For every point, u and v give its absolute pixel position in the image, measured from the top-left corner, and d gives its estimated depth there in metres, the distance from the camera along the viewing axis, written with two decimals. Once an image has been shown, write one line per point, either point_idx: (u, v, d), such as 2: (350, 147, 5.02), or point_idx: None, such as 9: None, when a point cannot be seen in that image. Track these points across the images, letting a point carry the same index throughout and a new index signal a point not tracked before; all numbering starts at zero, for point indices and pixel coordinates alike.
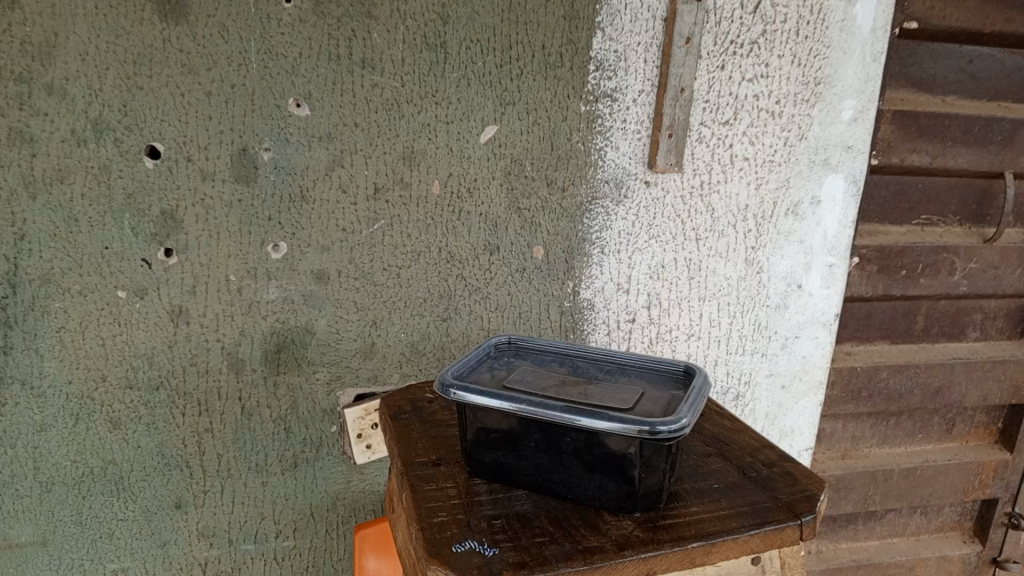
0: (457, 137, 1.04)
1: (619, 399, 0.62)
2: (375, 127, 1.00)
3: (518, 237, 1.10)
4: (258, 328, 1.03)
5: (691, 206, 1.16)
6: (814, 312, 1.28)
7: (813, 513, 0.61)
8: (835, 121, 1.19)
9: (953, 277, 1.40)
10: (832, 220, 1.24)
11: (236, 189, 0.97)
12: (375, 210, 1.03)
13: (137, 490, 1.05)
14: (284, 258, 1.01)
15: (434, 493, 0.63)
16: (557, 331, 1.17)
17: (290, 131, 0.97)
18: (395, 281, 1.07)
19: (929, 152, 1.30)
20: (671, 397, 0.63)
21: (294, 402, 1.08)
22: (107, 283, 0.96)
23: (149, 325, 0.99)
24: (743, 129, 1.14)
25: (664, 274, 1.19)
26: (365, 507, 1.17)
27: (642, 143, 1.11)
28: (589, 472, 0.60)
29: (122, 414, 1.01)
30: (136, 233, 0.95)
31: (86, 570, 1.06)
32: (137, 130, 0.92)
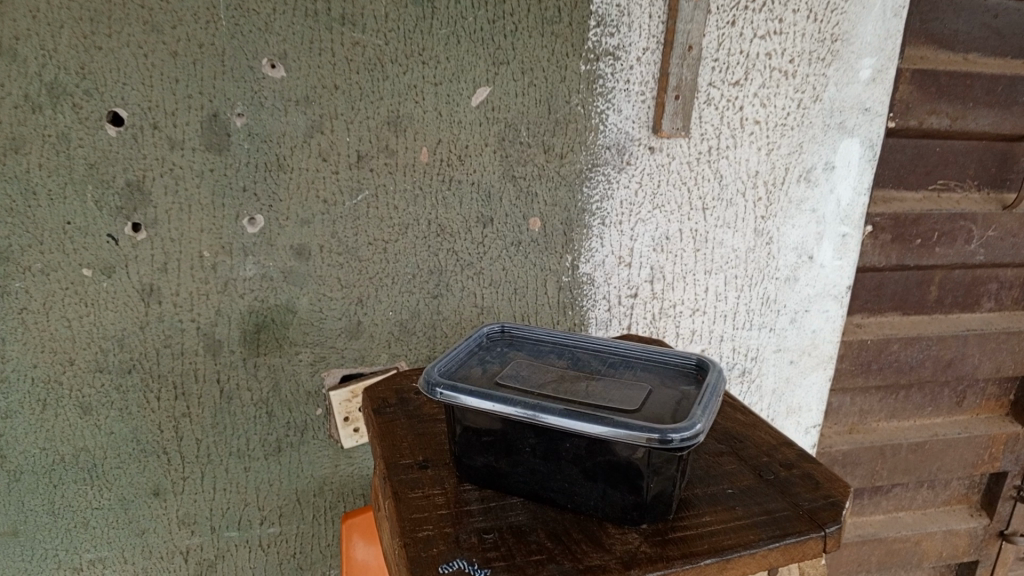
0: (446, 100, 0.96)
1: (625, 400, 0.56)
2: (357, 89, 0.92)
3: (512, 208, 1.03)
4: (236, 307, 0.97)
5: (698, 173, 1.09)
6: (825, 285, 1.22)
7: (837, 524, 0.55)
8: (852, 81, 1.11)
9: (970, 246, 1.33)
10: (846, 187, 1.17)
11: (208, 158, 0.90)
12: (358, 179, 0.96)
13: (112, 478, 0.99)
14: (260, 232, 0.95)
15: (419, 501, 0.57)
16: (555, 308, 1.11)
17: (264, 94, 0.89)
18: (380, 256, 1.00)
19: (949, 114, 1.23)
20: (682, 396, 0.57)
21: (276, 384, 1.02)
22: (70, 261, 0.89)
23: (118, 305, 0.93)
24: (754, 90, 1.07)
25: (667, 246, 1.12)
26: (353, 492, 1.12)
27: (646, 106, 1.03)
28: (592, 481, 0.54)
29: (93, 399, 0.95)
30: (100, 207, 0.88)
31: (61, 560, 1.02)
32: (97, 94, 0.84)
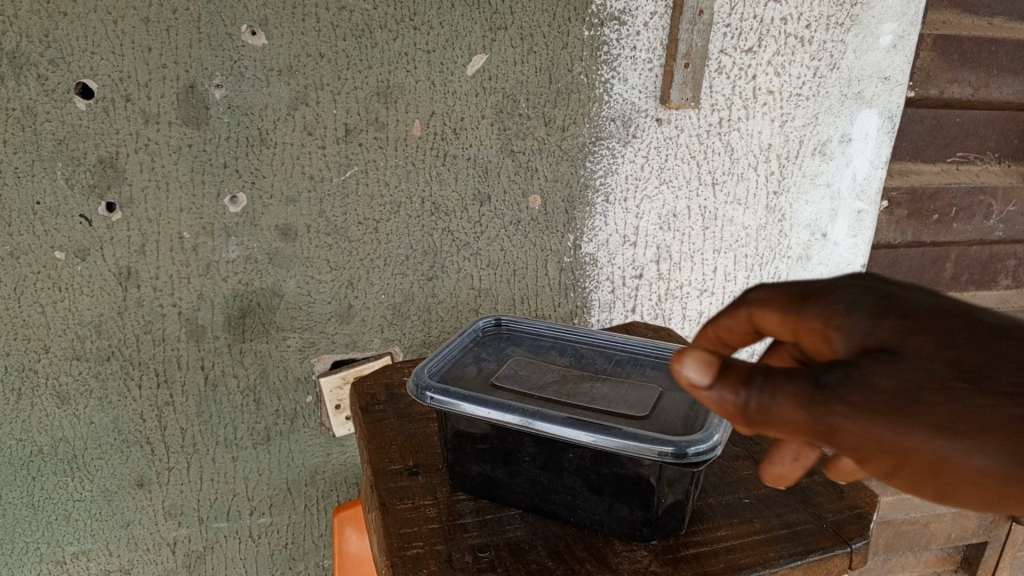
0: (440, 69, 0.90)
1: (634, 406, 0.51)
2: (344, 58, 0.86)
3: (511, 183, 0.98)
4: (219, 291, 0.91)
5: (708, 145, 1.03)
6: (838, 263, 1.17)
7: (865, 538, 0.51)
8: (872, 48, 1.04)
9: (988, 221, 1.28)
10: (863, 160, 1.11)
11: (185, 133, 0.84)
12: (347, 154, 0.90)
13: (93, 469, 0.95)
14: (243, 212, 0.89)
15: (409, 514, 0.53)
16: (556, 290, 1.06)
17: (244, 64, 0.83)
18: (372, 237, 0.95)
19: (971, 82, 1.16)
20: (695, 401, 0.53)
21: (263, 371, 0.97)
22: (41, 243, 0.84)
23: (94, 289, 0.87)
24: (768, 57, 1.00)
25: (674, 223, 1.07)
26: (346, 480, 1.08)
27: (653, 75, 0.97)
28: (597, 495, 0.49)
29: (70, 388, 0.91)
30: (71, 186, 0.82)
31: (43, 554, 0.98)
32: (64, 65, 0.78)
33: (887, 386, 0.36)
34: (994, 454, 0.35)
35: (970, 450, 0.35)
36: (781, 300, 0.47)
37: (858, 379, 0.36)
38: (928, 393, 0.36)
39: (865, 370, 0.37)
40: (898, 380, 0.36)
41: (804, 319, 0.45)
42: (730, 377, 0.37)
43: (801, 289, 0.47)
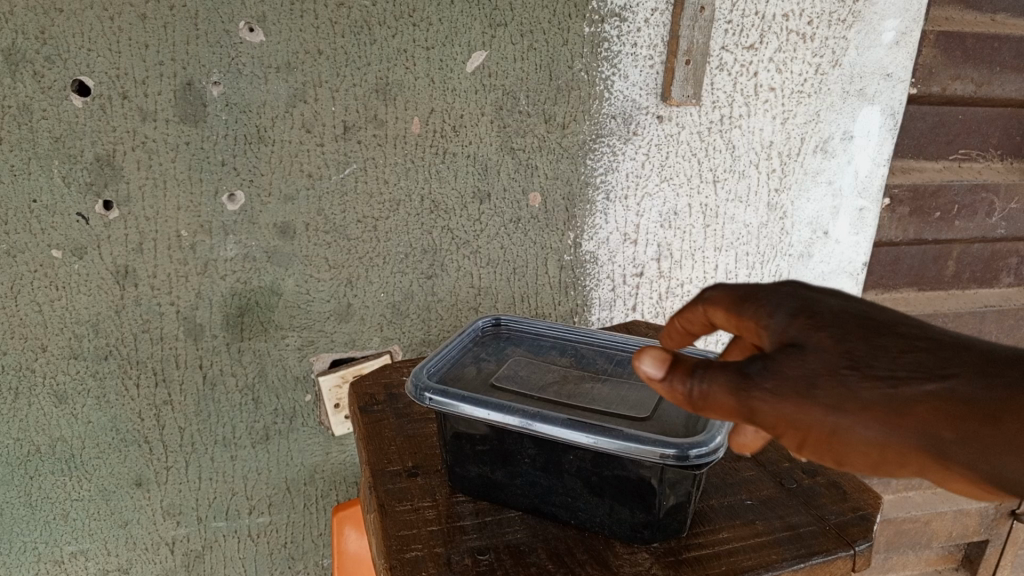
0: (439, 66, 0.89)
1: (634, 408, 0.51)
2: (343, 54, 0.85)
3: (511, 181, 0.97)
4: (217, 290, 0.91)
5: (709, 143, 1.03)
6: (840, 261, 1.16)
7: (868, 541, 0.50)
8: (874, 45, 1.03)
9: (991, 219, 1.27)
10: (865, 158, 1.10)
11: (183, 131, 0.83)
12: (346, 151, 0.89)
13: (91, 468, 0.95)
14: (241, 210, 0.88)
15: (408, 516, 0.53)
16: (556, 289, 1.05)
17: (242, 61, 0.82)
18: (371, 235, 0.94)
19: (973, 80, 1.15)
20: None
21: (262, 369, 0.97)
22: (38, 242, 0.83)
23: (91, 288, 0.87)
24: (770, 54, 1.00)
25: (675, 221, 1.06)
26: (346, 479, 1.08)
27: (654, 72, 0.97)
28: (598, 496, 0.49)
29: (68, 387, 0.90)
30: (68, 183, 0.82)
31: (41, 553, 0.97)
32: (60, 62, 0.77)
33: (795, 374, 0.40)
34: (877, 428, 0.39)
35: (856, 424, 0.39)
36: (727, 300, 0.50)
37: (773, 369, 0.41)
38: (825, 378, 0.40)
39: (778, 362, 0.41)
40: (801, 367, 0.40)
41: (742, 320, 0.47)
42: (678, 369, 0.41)
43: (749, 287, 0.50)
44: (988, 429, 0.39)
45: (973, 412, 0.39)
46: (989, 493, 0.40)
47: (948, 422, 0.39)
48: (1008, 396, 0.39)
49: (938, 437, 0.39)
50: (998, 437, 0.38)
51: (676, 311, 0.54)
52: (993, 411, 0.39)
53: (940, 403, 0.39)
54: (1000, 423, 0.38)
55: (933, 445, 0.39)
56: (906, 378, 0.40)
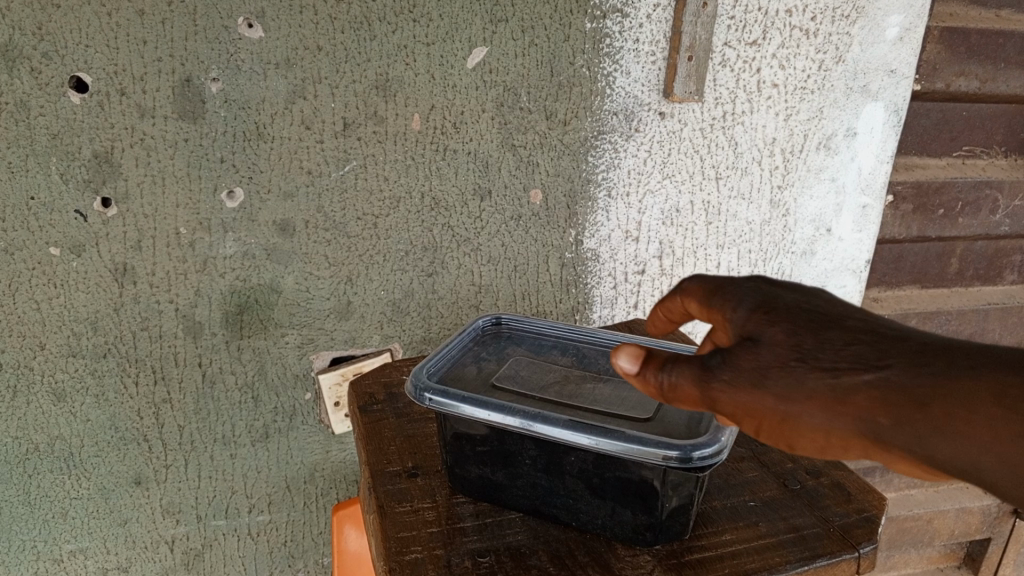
0: (439, 62, 0.88)
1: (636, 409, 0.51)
2: (342, 50, 0.84)
3: (512, 178, 0.96)
4: (216, 287, 0.90)
5: (712, 139, 1.02)
6: (843, 259, 1.16)
7: (873, 543, 0.50)
8: (878, 41, 1.03)
9: (995, 216, 1.26)
10: (869, 154, 1.09)
11: (181, 128, 0.83)
12: (345, 148, 0.89)
13: (90, 466, 0.94)
14: (240, 207, 0.88)
15: (407, 517, 0.52)
16: (556, 286, 1.05)
17: (241, 57, 0.82)
18: (371, 232, 0.94)
19: (978, 76, 1.14)
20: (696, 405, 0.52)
21: (262, 367, 0.96)
22: (36, 239, 0.83)
23: (89, 285, 0.86)
24: (773, 50, 0.99)
25: (677, 219, 1.05)
26: (346, 478, 1.07)
27: (656, 68, 0.96)
28: (600, 498, 0.48)
29: (67, 385, 0.90)
30: (66, 181, 0.81)
31: (40, 552, 0.97)
32: (57, 58, 0.77)
33: (748, 367, 0.45)
34: (822, 414, 0.43)
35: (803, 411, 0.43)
36: (699, 292, 0.55)
37: (729, 362, 0.45)
38: (775, 369, 0.44)
39: (735, 355, 0.45)
40: (754, 361, 0.45)
41: (711, 311, 0.53)
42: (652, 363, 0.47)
43: (721, 279, 0.55)
44: (920, 415, 0.41)
45: (906, 399, 0.41)
46: (931, 473, 0.42)
47: (884, 409, 0.42)
48: (938, 383, 0.41)
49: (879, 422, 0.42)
50: (929, 422, 0.41)
51: (658, 301, 0.59)
52: (924, 398, 0.41)
53: (877, 391, 0.42)
54: (930, 409, 0.41)
55: (872, 430, 0.42)
56: (849, 368, 0.43)
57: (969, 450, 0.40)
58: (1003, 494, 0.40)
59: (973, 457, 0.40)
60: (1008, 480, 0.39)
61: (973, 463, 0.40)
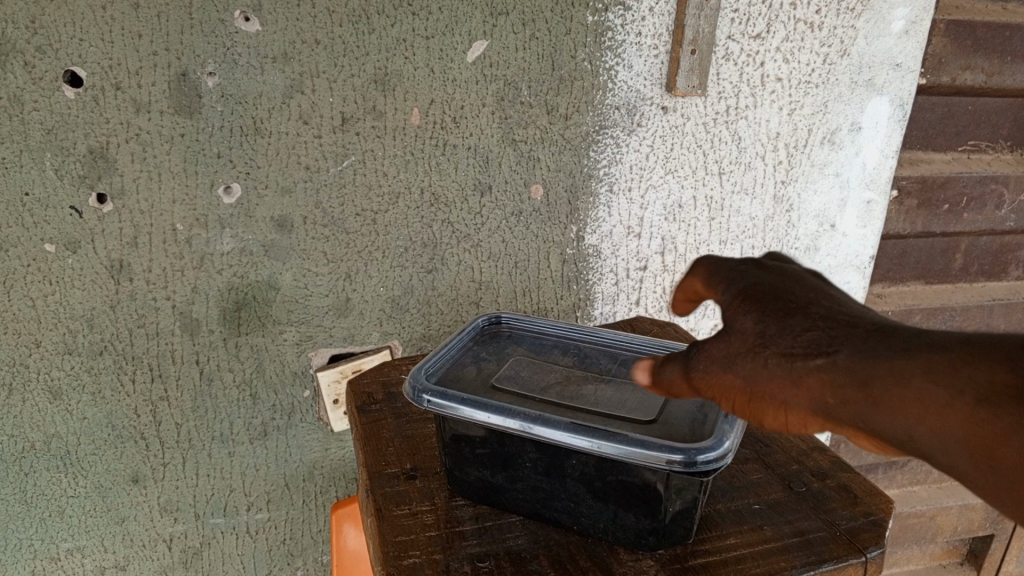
0: (439, 56, 0.87)
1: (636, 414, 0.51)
2: (340, 44, 0.83)
3: (512, 173, 0.95)
4: (213, 284, 0.89)
5: (714, 134, 1.01)
6: (847, 255, 1.15)
7: (880, 547, 0.49)
8: (883, 34, 1.01)
9: (1000, 211, 1.25)
10: (873, 149, 1.08)
11: (178, 123, 0.81)
12: (343, 143, 0.88)
13: (87, 465, 0.93)
14: (237, 203, 0.87)
15: (406, 521, 0.51)
16: (557, 283, 1.04)
17: (237, 51, 0.80)
18: (370, 229, 0.92)
19: (984, 69, 1.13)
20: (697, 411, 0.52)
21: (260, 365, 0.95)
22: (31, 236, 0.82)
23: (85, 282, 0.85)
24: (776, 44, 0.98)
25: (680, 214, 1.04)
26: (346, 476, 1.06)
27: (659, 62, 0.95)
28: (602, 502, 0.48)
29: (63, 383, 0.89)
30: (60, 176, 0.80)
31: (37, 550, 0.96)
32: (52, 52, 0.75)
33: (720, 354, 0.49)
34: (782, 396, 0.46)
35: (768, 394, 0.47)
36: (702, 273, 0.58)
37: (704, 352, 0.49)
38: (742, 356, 0.48)
39: (708, 345, 0.49)
40: (724, 350, 0.48)
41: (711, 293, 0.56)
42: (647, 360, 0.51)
43: (717, 265, 0.57)
44: (863, 392, 0.43)
45: (850, 380, 0.44)
46: (885, 445, 0.45)
47: (831, 390, 0.44)
48: (877, 361, 0.43)
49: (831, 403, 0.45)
50: (870, 399, 0.43)
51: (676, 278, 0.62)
52: (866, 379, 0.43)
53: (825, 372, 0.45)
54: (869, 386, 0.43)
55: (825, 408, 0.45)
56: (805, 352, 0.46)
57: (907, 424, 0.42)
58: (939, 462, 0.42)
59: (910, 429, 0.42)
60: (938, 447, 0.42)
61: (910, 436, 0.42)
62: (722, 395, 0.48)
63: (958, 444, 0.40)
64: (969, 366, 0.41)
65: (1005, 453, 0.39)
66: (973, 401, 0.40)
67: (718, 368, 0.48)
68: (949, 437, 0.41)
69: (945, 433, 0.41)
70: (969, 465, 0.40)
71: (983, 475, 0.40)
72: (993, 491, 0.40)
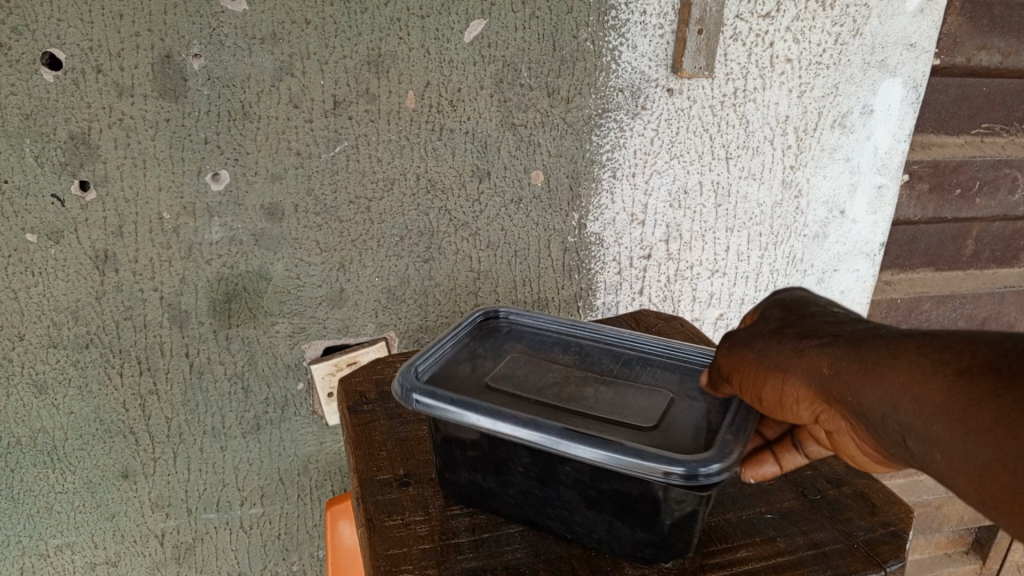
0: (435, 36, 0.83)
1: (634, 420, 0.49)
2: (332, 24, 0.80)
3: (512, 159, 0.92)
4: (203, 275, 0.86)
5: (722, 118, 0.97)
6: (856, 242, 1.12)
7: (900, 560, 0.48)
8: (898, 13, 0.97)
9: (1013, 196, 1.22)
10: (885, 133, 1.04)
11: (162, 107, 0.78)
12: (335, 128, 0.84)
13: (75, 460, 0.91)
14: (225, 191, 0.83)
15: (398, 533, 0.50)
16: (558, 272, 1.01)
17: (223, 32, 0.77)
18: (364, 216, 0.89)
19: (1000, 49, 1.09)
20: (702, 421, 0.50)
21: (251, 358, 0.93)
22: (11, 225, 0.79)
23: (69, 273, 0.82)
24: (787, 23, 0.94)
25: (685, 200, 1.01)
26: (342, 470, 1.04)
27: (664, 42, 0.91)
28: (597, 512, 0.46)
29: (48, 377, 0.86)
30: (41, 163, 0.77)
31: (25, 546, 0.94)
32: (28, 33, 0.72)
33: (750, 339, 0.52)
34: (791, 373, 0.48)
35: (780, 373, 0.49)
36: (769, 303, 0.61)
37: (741, 339, 0.53)
38: (768, 339, 0.51)
39: (746, 334, 0.53)
40: (755, 335, 0.52)
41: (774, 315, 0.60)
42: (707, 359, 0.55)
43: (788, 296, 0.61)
44: (857, 364, 0.45)
45: (848, 354, 0.45)
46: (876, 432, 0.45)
47: (828, 362, 0.46)
48: (878, 340, 0.45)
49: (827, 377, 0.46)
50: (862, 369, 0.44)
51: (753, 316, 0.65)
52: (862, 353, 0.45)
53: (829, 347, 0.47)
54: (863, 358, 0.44)
55: (823, 384, 0.46)
56: (821, 338, 0.49)
57: (891, 396, 0.43)
58: (917, 436, 0.41)
59: (893, 400, 0.42)
60: (917, 421, 0.41)
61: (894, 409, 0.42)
62: (738, 368, 0.51)
63: (934, 411, 0.40)
64: (957, 344, 0.41)
65: (977, 418, 0.38)
66: (953, 371, 0.40)
67: (743, 346, 0.52)
68: (927, 408, 0.41)
69: (924, 401, 0.41)
70: (945, 435, 0.40)
71: (954, 444, 0.39)
72: (959, 462, 0.39)
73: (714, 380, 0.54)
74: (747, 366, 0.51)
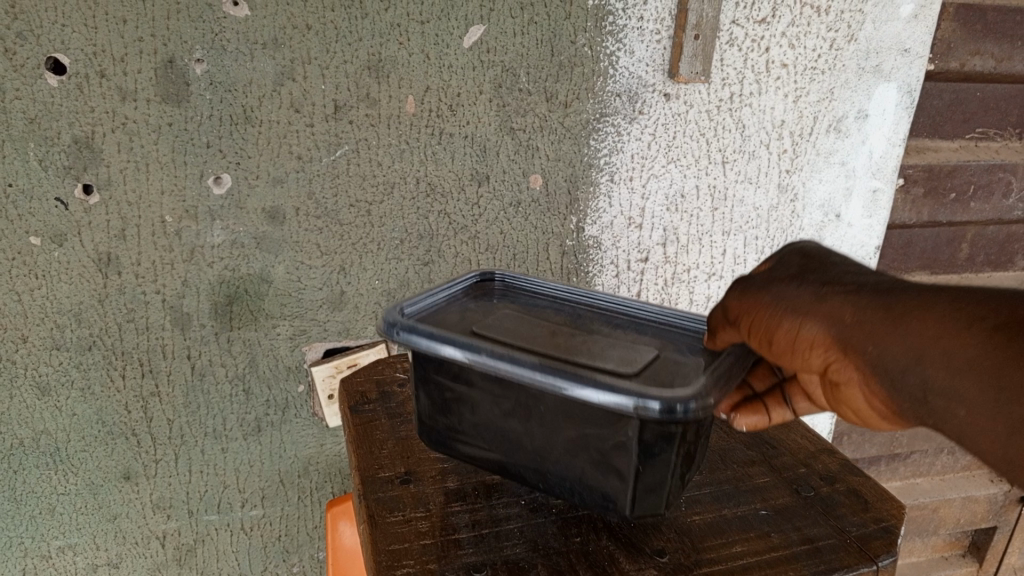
0: (434, 41, 0.85)
1: (616, 363, 0.51)
2: (332, 30, 0.81)
3: (511, 163, 0.93)
4: (204, 278, 0.87)
5: (718, 122, 0.98)
6: (852, 246, 1.13)
7: (892, 555, 0.49)
8: (892, 18, 0.98)
9: (1007, 200, 1.23)
10: (881, 136, 1.05)
11: (165, 111, 0.79)
12: (336, 133, 0.85)
13: (77, 461, 0.92)
14: (227, 194, 0.84)
15: (400, 529, 0.51)
16: (557, 275, 1.01)
17: (226, 37, 0.78)
18: (364, 220, 0.90)
19: (993, 55, 1.10)
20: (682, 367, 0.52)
21: (252, 360, 0.93)
22: (15, 228, 0.79)
23: (72, 276, 0.83)
24: (782, 29, 0.95)
25: (681, 204, 1.02)
26: (341, 472, 1.04)
27: (660, 47, 0.92)
28: (569, 456, 0.50)
29: (51, 379, 0.87)
30: (45, 166, 0.78)
31: (27, 548, 0.94)
32: (32, 38, 0.73)
33: (762, 284, 0.53)
34: (809, 318, 0.49)
35: (797, 317, 0.50)
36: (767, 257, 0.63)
37: (755, 283, 0.54)
38: (785, 284, 0.52)
39: (761, 279, 0.54)
40: (768, 281, 0.53)
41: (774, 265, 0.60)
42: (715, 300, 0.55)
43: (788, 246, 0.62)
44: (884, 313, 0.46)
45: (873, 304, 0.47)
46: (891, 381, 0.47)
47: (853, 309, 0.48)
48: (905, 292, 0.47)
49: (849, 325, 0.47)
50: (889, 318, 0.46)
51: None
52: (888, 303, 0.46)
53: (851, 296, 0.48)
54: (891, 309, 0.46)
55: (845, 331, 0.48)
56: (840, 286, 0.50)
57: (918, 348, 0.44)
58: (941, 388, 0.44)
59: (919, 352, 0.44)
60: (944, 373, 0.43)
61: (920, 361, 0.44)
62: (749, 311, 0.52)
63: (964, 366, 0.43)
64: (989, 303, 0.43)
65: (1012, 375, 0.41)
66: (987, 328, 0.42)
67: (755, 290, 0.53)
68: (959, 362, 0.43)
69: (954, 355, 0.43)
70: (975, 389, 0.42)
71: (985, 398, 0.42)
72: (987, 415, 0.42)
73: (714, 328, 0.55)
74: (761, 308, 0.51)
